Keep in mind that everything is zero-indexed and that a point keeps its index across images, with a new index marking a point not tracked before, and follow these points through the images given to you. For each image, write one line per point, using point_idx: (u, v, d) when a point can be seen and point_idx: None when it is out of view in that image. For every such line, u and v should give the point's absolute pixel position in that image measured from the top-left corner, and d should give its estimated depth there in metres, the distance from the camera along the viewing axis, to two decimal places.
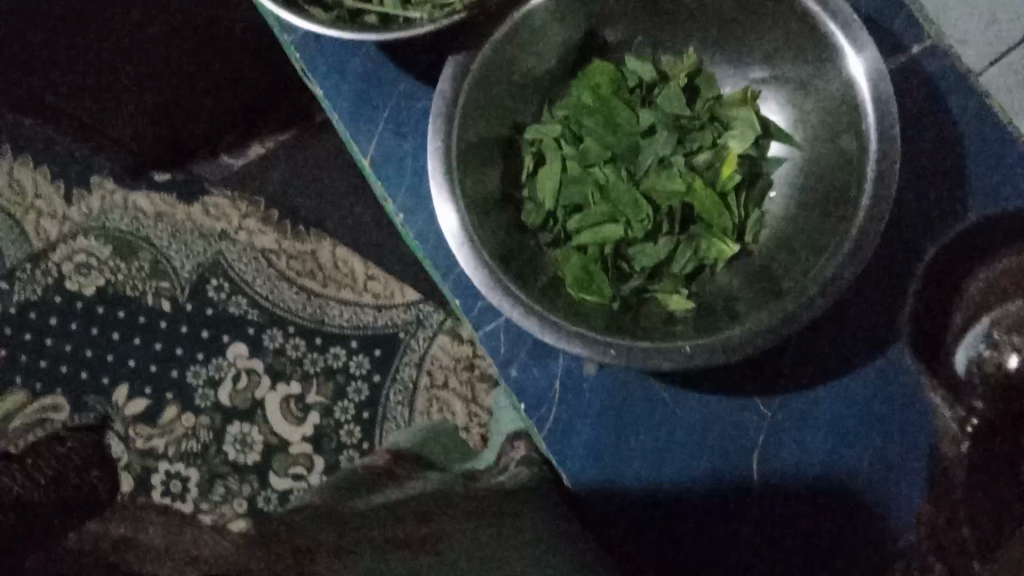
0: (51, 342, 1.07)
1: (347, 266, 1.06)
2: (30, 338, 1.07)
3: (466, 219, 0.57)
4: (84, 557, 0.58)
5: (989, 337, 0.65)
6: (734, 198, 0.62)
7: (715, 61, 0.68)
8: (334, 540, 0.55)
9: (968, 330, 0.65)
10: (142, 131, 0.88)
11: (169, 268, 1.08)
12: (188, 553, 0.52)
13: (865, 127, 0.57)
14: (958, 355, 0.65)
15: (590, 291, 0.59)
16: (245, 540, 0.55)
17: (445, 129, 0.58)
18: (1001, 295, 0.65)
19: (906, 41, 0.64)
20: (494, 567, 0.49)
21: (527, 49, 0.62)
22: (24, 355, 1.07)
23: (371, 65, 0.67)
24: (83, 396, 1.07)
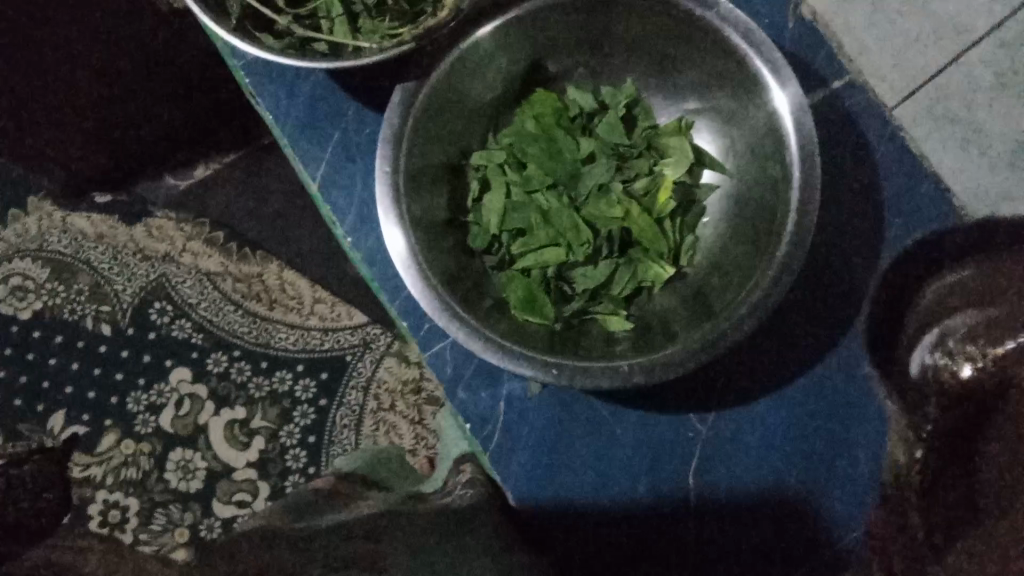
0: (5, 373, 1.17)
1: (293, 289, 1.18)
2: None
3: (414, 244, 0.62)
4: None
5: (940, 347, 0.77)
6: (668, 224, 0.68)
7: (651, 92, 0.72)
8: (265, 561, 0.64)
9: (921, 342, 0.78)
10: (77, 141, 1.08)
11: (111, 292, 1.19)
12: None
13: (788, 156, 0.62)
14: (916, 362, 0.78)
15: (534, 313, 0.64)
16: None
17: (393, 157, 0.62)
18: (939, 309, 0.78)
19: (828, 78, 0.74)
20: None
21: (471, 81, 0.66)
22: None
23: (320, 91, 0.71)
24: (17, 424, 1.16)
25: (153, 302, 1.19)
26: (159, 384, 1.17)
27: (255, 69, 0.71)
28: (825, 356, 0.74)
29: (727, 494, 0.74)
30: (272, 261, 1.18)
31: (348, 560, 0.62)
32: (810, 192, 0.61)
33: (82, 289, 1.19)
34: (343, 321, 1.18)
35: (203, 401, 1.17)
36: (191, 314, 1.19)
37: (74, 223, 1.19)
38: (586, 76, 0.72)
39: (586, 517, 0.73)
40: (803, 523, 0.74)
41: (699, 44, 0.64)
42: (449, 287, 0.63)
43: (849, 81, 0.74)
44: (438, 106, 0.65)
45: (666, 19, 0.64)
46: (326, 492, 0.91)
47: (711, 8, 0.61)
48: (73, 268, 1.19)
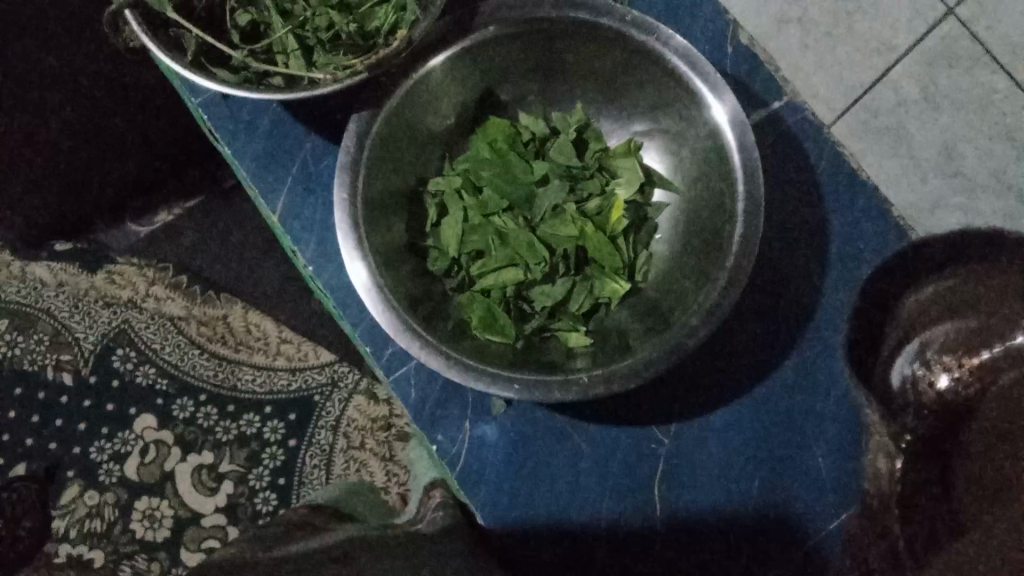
0: None
1: (259, 329, 1.18)
2: None
3: (374, 269, 0.63)
4: None
5: (920, 357, 0.80)
6: (622, 241, 0.70)
7: (600, 116, 0.75)
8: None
9: (901, 352, 0.80)
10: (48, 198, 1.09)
11: (72, 341, 1.18)
12: None
13: (732, 170, 0.65)
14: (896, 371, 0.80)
15: (495, 331, 0.65)
16: None
17: (349, 183, 0.63)
18: (925, 319, 0.79)
19: (768, 98, 0.78)
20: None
21: (425, 110, 0.68)
22: None
23: (278, 125, 0.73)
24: None
25: (115, 348, 1.18)
26: (123, 432, 1.16)
27: (212, 106, 0.73)
28: (780, 365, 0.76)
29: (693, 505, 0.75)
30: (237, 303, 1.18)
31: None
32: (754, 205, 0.64)
33: (43, 339, 1.18)
34: (309, 361, 1.18)
35: (169, 447, 1.16)
36: (155, 359, 1.17)
37: (34, 272, 1.18)
38: (537, 104, 0.75)
39: (556, 536, 0.73)
40: (767, 530, 0.75)
41: (642, 69, 0.68)
42: (410, 309, 0.64)
43: (789, 101, 0.78)
44: (393, 135, 0.67)
45: (610, 46, 0.67)
46: (295, 525, 0.90)
47: (651, 33, 0.64)
48: (33, 319, 1.18)
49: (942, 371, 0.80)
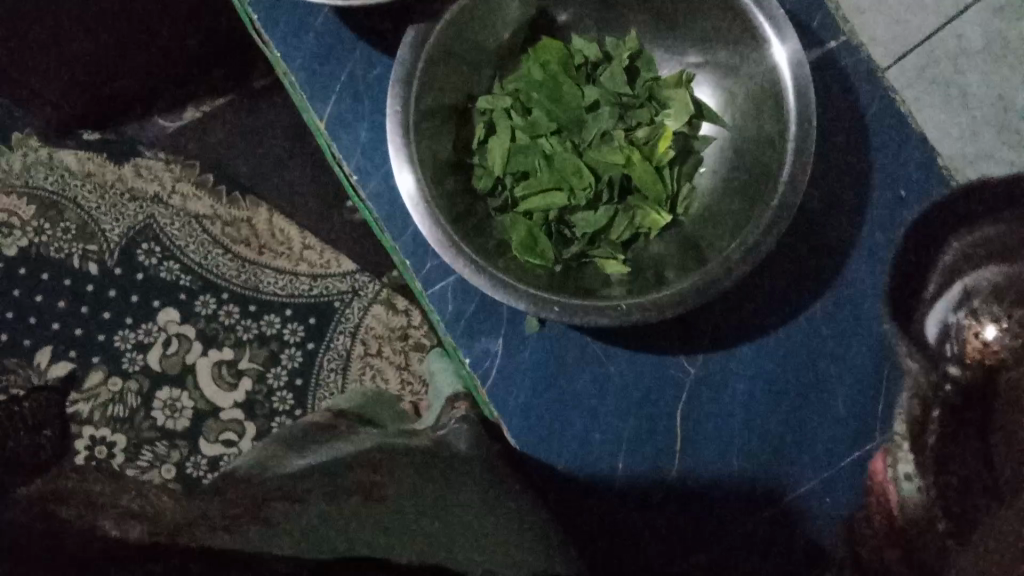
0: None
1: (283, 235, 1.20)
2: None
3: (422, 182, 0.63)
4: (54, 509, 0.67)
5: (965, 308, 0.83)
6: (667, 172, 0.70)
7: (654, 45, 0.74)
8: (276, 495, 0.68)
9: (945, 297, 0.82)
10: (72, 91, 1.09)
11: (99, 231, 1.19)
12: (156, 515, 0.66)
13: (785, 110, 0.65)
14: (935, 323, 0.82)
15: (534, 254, 0.66)
16: (200, 507, 0.68)
17: (403, 94, 0.64)
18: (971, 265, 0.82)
19: (825, 37, 0.76)
20: (443, 528, 0.63)
21: (483, 23, 0.67)
22: None
23: (329, 29, 0.72)
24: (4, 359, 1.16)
25: (140, 242, 1.19)
26: (146, 323, 1.18)
27: (263, 6, 0.72)
28: (808, 306, 0.78)
29: (711, 435, 0.77)
30: (262, 206, 1.19)
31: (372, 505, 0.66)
32: (804, 150, 0.64)
33: (69, 227, 1.19)
34: (332, 268, 1.20)
35: (192, 342, 1.19)
36: (180, 256, 1.19)
37: (62, 160, 1.19)
38: (592, 27, 0.74)
39: (577, 455, 0.76)
40: (780, 464, 0.78)
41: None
42: (454, 225, 0.65)
43: (845, 41, 0.77)
44: (447, 48, 0.66)
45: None
46: (319, 427, 0.94)
47: None
48: (60, 207, 1.19)
49: (990, 321, 0.84)
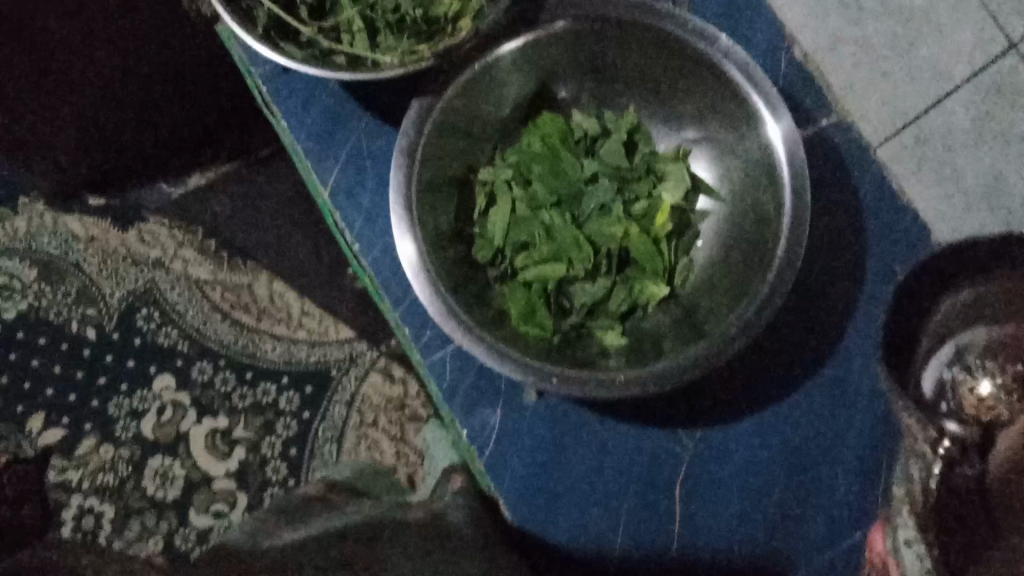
0: None
1: (282, 300, 1.20)
2: None
3: (423, 252, 0.64)
4: None
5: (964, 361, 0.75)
6: (665, 245, 0.71)
7: (651, 120, 0.76)
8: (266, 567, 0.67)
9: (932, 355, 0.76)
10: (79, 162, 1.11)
11: (99, 295, 1.19)
12: None
13: (780, 186, 0.66)
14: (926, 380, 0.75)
15: (534, 324, 0.66)
16: None
17: (405, 165, 0.65)
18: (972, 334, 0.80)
19: (817, 114, 0.78)
20: None
21: (484, 98, 0.70)
22: None
23: (335, 102, 0.74)
24: None
25: (140, 308, 1.19)
26: (141, 390, 1.17)
27: (272, 79, 0.74)
28: (807, 380, 0.77)
29: (711, 511, 0.76)
30: (262, 272, 1.21)
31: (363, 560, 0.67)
32: (799, 225, 0.65)
33: (70, 292, 1.19)
34: (330, 335, 1.20)
35: (186, 410, 1.18)
36: (179, 322, 1.19)
37: (67, 225, 1.20)
38: (591, 103, 0.76)
39: (574, 530, 0.74)
40: (781, 543, 0.77)
41: (701, 77, 0.69)
42: (454, 295, 0.65)
43: (837, 120, 0.79)
44: (449, 122, 0.68)
45: (671, 52, 0.68)
46: (312, 499, 0.92)
47: (713, 43, 0.65)
48: (62, 271, 1.19)
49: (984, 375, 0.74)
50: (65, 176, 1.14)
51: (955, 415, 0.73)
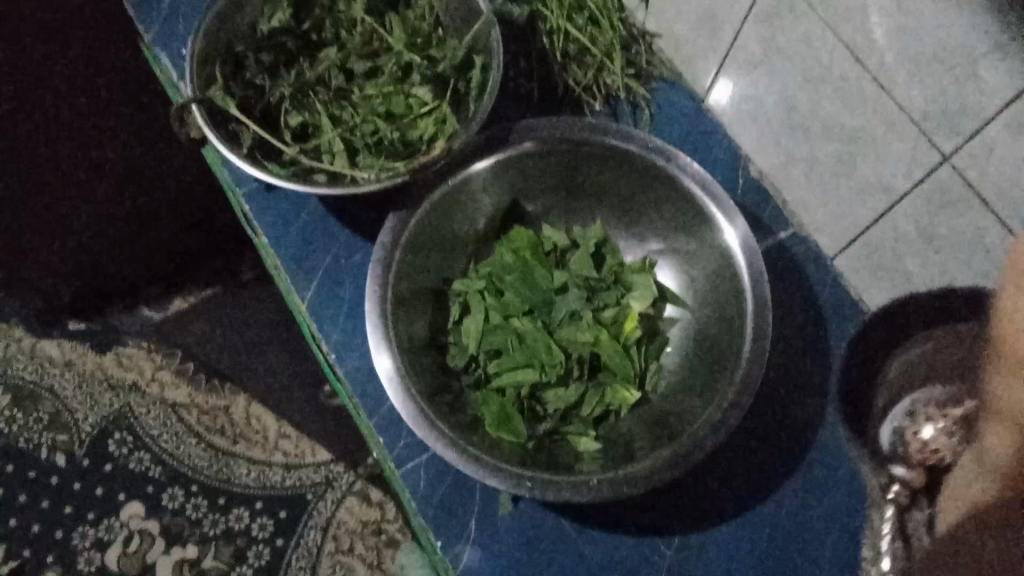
0: None
1: (258, 423, 1.21)
2: None
3: (398, 360, 0.66)
4: None
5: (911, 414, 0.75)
6: (634, 350, 0.73)
7: (617, 233, 0.80)
8: None
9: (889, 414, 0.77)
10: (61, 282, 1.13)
11: (71, 422, 1.18)
12: None
13: (742, 291, 0.69)
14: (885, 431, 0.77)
15: (507, 431, 0.67)
16: None
17: (382, 275, 0.68)
18: None
19: (775, 228, 0.82)
20: None
21: (457, 213, 0.74)
22: None
23: (316, 218, 0.78)
24: None
25: (112, 433, 1.19)
26: (109, 519, 1.16)
27: (256, 198, 0.78)
28: (782, 485, 0.77)
29: None
30: (240, 395, 1.21)
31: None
32: (762, 330, 0.67)
33: (42, 418, 1.18)
34: (306, 458, 1.20)
35: (153, 538, 1.16)
36: (151, 447, 1.19)
37: (45, 350, 1.21)
38: (560, 218, 0.80)
39: None
40: None
41: (662, 192, 0.73)
42: (429, 401, 0.66)
43: (794, 232, 0.82)
44: (424, 236, 0.72)
45: (633, 169, 0.73)
46: None
47: (672, 159, 0.71)
48: (35, 396, 1.19)
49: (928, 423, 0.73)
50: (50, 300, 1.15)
51: (904, 464, 0.73)
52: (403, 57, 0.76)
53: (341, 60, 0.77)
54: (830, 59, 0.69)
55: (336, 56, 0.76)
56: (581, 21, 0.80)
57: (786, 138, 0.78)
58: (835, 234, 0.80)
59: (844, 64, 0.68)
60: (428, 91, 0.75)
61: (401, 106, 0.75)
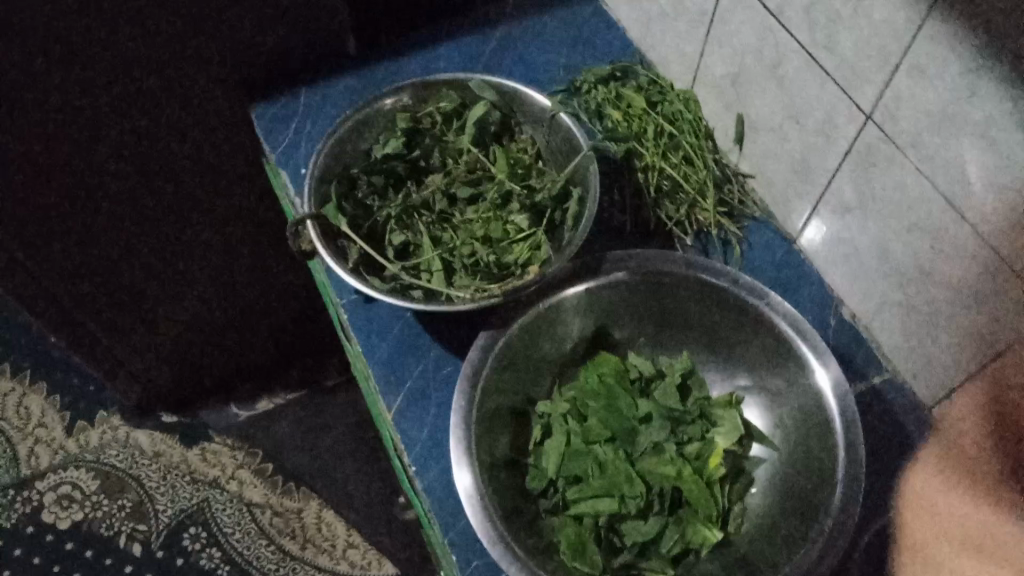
0: (39, 560, 1.32)
1: (330, 529, 1.35)
2: (38, 561, 1.32)
3: (479, 480, 0.67)
4: None
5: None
6: (718, 487, 0.71)
7: (706, 365, 0.79)
8: None
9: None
10: (154, 362, 1.33)
11: (151, 510, 1.36)
12: None
13: (833, 434, 0.67)
14: None
15: (583, 561, 0.65)
16: None
17: (467, 391, 0.70)
18: None
19: (869, 371, 0.81)
20: None
21: (548, 335, 0.76)
22: None
23: (410, 331, 0.81)
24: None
25: (188, 528, 1.35)
26: None
27: (355, 309, 0.82)
28: None
29: None
30: (314, 499, 1.37)
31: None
32: (854, 478, 0.65)
33: (125, 505, 1.36)
34: (372, 570, 1.32)
35: None
36: (223, 544, 1.34)
37: (136, 438, 1.43)
38: (646, 347, 0.80)
39: None
40: None
41: (749, 328, 0.74)
42: (507, 522, 0.66)
43: (888, 377, 0.80)
44: (513, 357, 0.74)
45: (722, 305, 0.74)
46: None
47: (761, 297, 0.72)
48: (122, 484, 1.38)
49: None
50: (144, 380, 1.36)
51: None
52: (503, 186, 0.80)
53: (446, 185, 0.82)
54: (928, 210, 0.69)
55: (441, 181, 0.82)
56: (676, 160, 0.86)
57: (879, 283, 0.78)
58: (933, 385, 0.76)
59: (942, 213, 0.67)
60: (524, 218, 0.78)
61: (498, 231, 0.77)
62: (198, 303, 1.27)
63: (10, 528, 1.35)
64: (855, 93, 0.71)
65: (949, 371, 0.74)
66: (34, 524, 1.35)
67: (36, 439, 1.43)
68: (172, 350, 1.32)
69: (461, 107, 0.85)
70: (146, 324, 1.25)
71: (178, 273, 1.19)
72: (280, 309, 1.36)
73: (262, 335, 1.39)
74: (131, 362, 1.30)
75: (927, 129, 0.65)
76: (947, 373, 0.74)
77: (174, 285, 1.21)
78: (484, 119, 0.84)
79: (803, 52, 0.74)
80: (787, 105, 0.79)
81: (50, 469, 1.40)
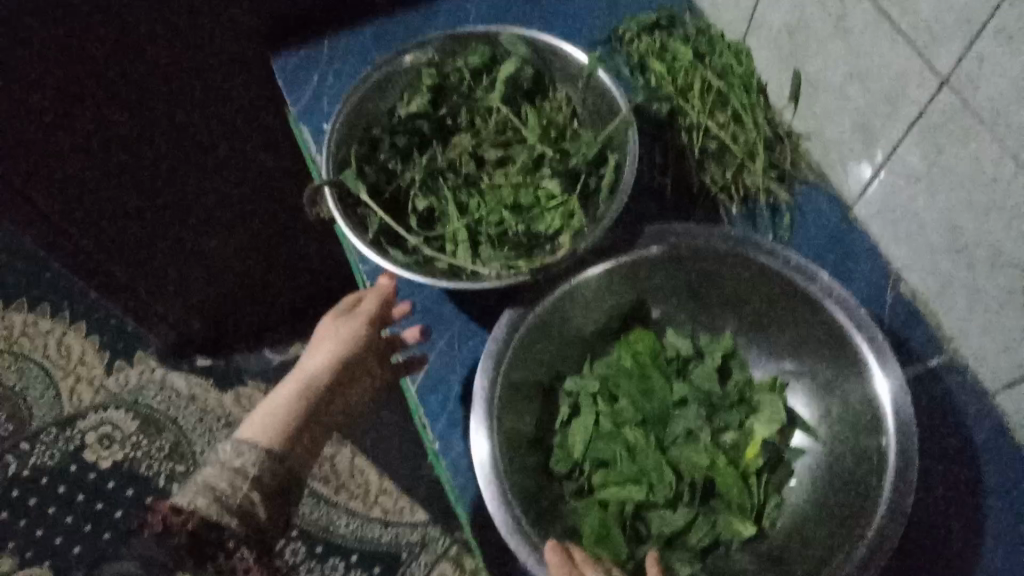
0: (82, 498, 1.35)
1: (361, 476, 1.35)
2: (82, 498, 1.35)
3: (497, 451, 0.64)
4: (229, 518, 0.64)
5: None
6: (753, 481, 0.67)
7: (749, 347, 0.76)
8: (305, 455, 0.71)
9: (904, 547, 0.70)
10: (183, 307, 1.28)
11: (189, 451, 1.39)
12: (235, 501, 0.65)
13: (883, 433, 0.63)
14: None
15: (605, 548, 0.61)
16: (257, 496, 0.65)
17: (492, 370, 0.66)
18: None
19: (925, 353, 0.76)
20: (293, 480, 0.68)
21: (580, 313, 0.72)
22: (70, 516, 1.33)
23: (434, 301, 0.79)
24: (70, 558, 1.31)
25: None
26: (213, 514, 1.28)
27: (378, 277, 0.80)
28: None
29: None
30: (346, 446, 1.35)
31: (239, 521, 0.64)
32: (904, 480, 0.61)
33: (163, 446, 1.39)
34: (404, 517, 1.31)
35: None
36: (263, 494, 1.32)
37: (172, 382, 1.45)
38: (687, 325, 0.77)
39: None
40: None
41: (794, 311, 0.70)
42: (525, 508, 0.63)
43: (948, 360, 0.75)
44: (541, 334, 0.70)
45: (769, 282, 0.70)
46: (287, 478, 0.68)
47: (814, 281, 0.67)
48: (160, 425, 1.41)
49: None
50: (173, 323, 1.32)
51: None
52: (536, 149, 0.75)
53: (474, 147, 0.77)
54: (1006, 184, 0.61)
55: (469, 143, 0.77)
56: (724, 118, 0.83)
57: (944, 260, 0.71)
58: (998, 370, 0.71)
59: (1023, 188, 0.60)
60: (557, 183, 0.73)
61: (529, 197, 0.73)
62: (222, 250, 1.21)
63: (54, 466, 1.38)
64: (926, 52, 0.63)
65: (1015, 358, 0.68)
66: (77, 463, 1.38)
67: (77, 377, 1.45)
68: (204, 298, 1.29)
69: (491, 62, 0.79)
70: (176, 276, 1.20)
71: (200, 220, 1.13)
72: (308, 259, 1.33)
73: (293, 283, 1.36)
74: (159, 308, 1.26)
75: (1008, 98, 0.58)
76: (1013, 359, 0.68)
77: (198, 233, 1.15)
78: (515, 75, 0.78)
79: (870, 7, 0.67)
80: (848, 60, 0.72)
81: (90, 409, 1.43)
